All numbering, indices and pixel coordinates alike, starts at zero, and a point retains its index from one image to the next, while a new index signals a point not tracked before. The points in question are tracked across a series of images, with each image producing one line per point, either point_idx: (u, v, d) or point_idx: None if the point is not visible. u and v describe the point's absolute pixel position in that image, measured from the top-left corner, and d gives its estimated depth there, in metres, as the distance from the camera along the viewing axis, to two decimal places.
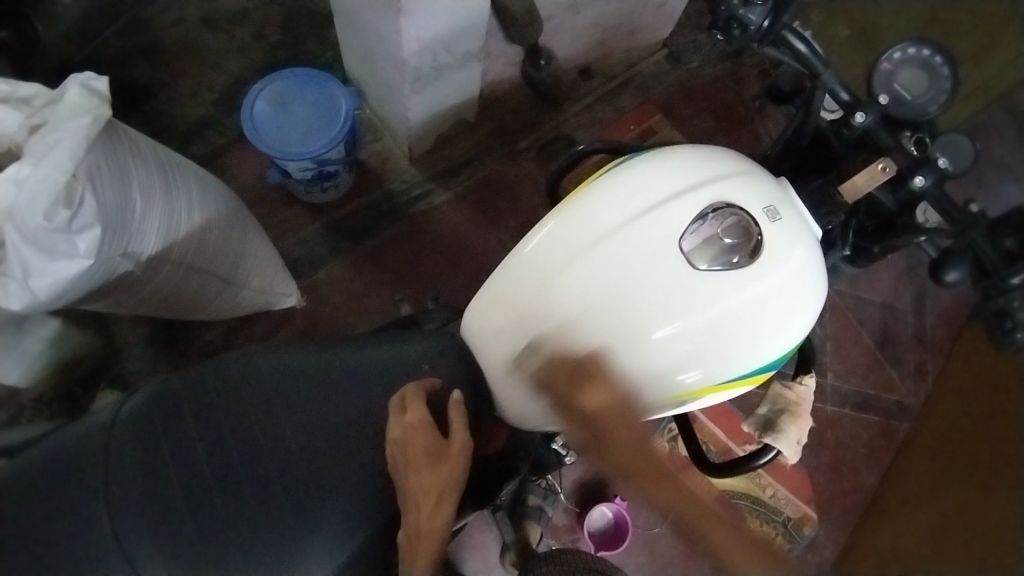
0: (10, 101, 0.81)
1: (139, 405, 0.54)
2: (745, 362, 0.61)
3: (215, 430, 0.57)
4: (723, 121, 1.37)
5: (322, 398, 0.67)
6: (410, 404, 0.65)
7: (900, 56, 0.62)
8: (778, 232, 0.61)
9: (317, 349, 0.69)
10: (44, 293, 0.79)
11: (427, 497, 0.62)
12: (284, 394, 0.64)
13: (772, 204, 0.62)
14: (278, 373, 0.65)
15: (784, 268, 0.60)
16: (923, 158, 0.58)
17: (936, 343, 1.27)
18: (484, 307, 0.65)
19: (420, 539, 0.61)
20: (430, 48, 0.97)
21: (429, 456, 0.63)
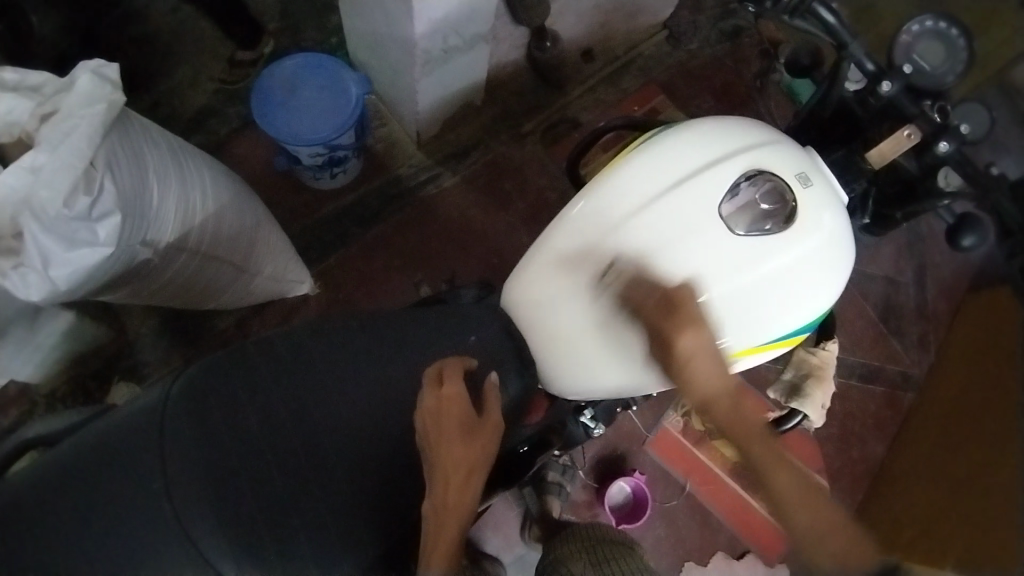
0: (20, 90, 0.80)
1: (180, 390, 0.55)
2: (778, 326, 0.62)
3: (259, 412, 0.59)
4: (725, 102, 1.39)
5: (365, 374, 0.68)
6: (447, 378, 0.66)
7: (918, 29, 0.62)
8: (811, 197, 0.62)
9: (362, 326, 0.72)
10: (63, 282, 0.78)
11: (456, 472, 0.62)
12: (333, 373, 0.66)
13: (804, 170, 0.64)
14: (322, 351, 0.67)
15: (818, 231, 0.62)
16: (944, 124, 0.60)
17: (938, 316, 1.29)
18: (521, 280, 0.67)
19: (443, 519, 0.61)
20: (440, 29, 0.97)
21: (462, 429, 0.64)
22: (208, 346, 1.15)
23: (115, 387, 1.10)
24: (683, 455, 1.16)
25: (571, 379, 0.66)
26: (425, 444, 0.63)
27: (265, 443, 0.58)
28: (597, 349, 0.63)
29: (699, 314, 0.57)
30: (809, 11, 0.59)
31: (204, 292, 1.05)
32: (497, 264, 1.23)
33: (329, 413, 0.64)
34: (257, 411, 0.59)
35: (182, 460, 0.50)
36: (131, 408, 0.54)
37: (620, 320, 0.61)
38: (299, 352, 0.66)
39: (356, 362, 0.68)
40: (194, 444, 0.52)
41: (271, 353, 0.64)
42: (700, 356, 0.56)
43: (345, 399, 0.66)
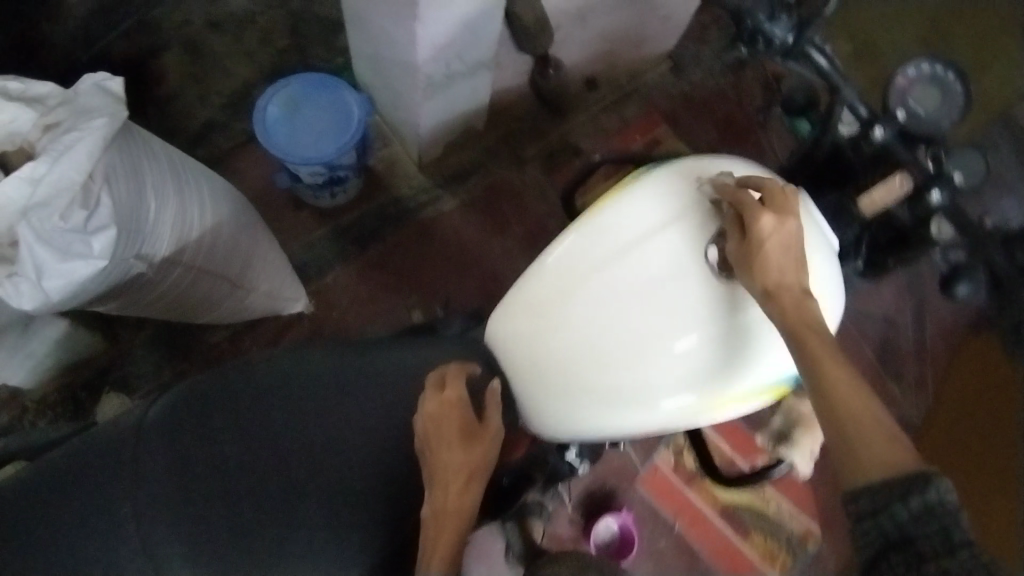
0: (22, 99, 0.80)
1: (161, 413, 0.54)
2: (759, 377, 0.63)
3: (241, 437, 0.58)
4: (727, 133, 1.39)
5: (347, 403, 0.68)
6: (449, 383, 0.66)
7: (913, 72, 0.64)
8: (799, 242, 0.63)
9: (343, 354, 0.71)
10: (55, 293, 0.78)
11: (457, 475, 0.62)
12: (311, 400, 0.66)
13: (792, 217, 0.64)
14: (303, 378, 0.67)
15: (806, 276, 0.62)
16: (938, 173, 0.59)
17: (935, 356, 1.28)
18: (507, 314, 0.68)
19: (442, 527, 0.60)
20: (443, 55, 0.98)
21: (463, 435, 0.64)
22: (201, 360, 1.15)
23: (105, 397, 1.10)
24: (673, 492, 1.15)
25: (550, 417, 0.67)
26: (423, 448, 0.64)
27: (244, 473, 0.56)
28: (573, 388, 0.64)
29: (791, 207, 0.61)
30: (803, 54, 0.59)
31: (200, 306, 1.05)
32: (493, 289, 1.23)
33: (307, 439, 0.63)
34: (238, 442, 0.58)
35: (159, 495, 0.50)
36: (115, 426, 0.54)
37: (600, 358, 0.62)
38: (282, 381, 0.66)
39: (337, 391, 0.68)
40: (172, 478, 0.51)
41: (255, 378, 0.64)
42: (775, 237, 0.60)
43: (325, 426, 0.65)
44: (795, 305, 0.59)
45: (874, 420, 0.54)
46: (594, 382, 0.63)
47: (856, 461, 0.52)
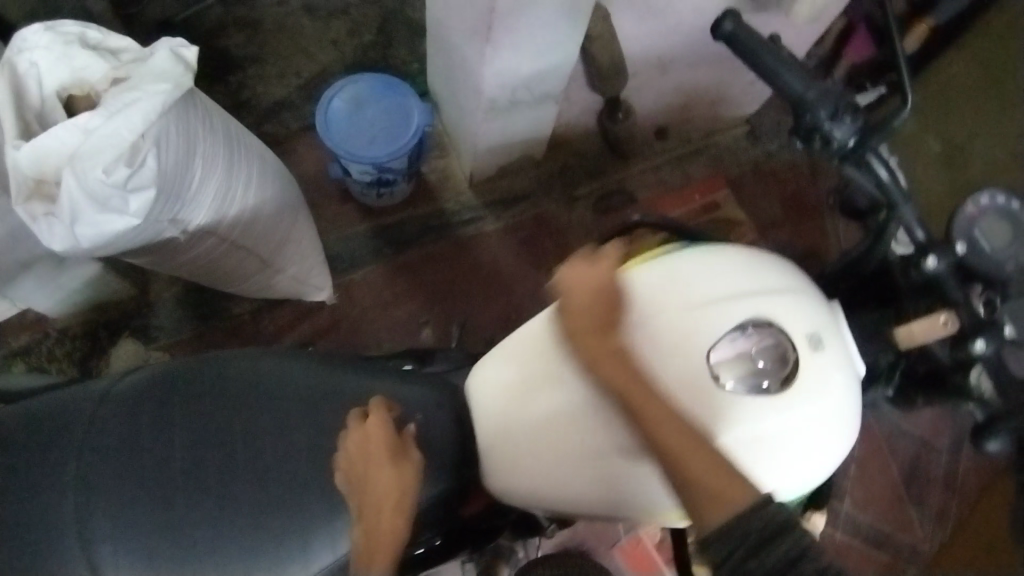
0: (98, 49, 0.85)
1: (130, 386, 0.62)
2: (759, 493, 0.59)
3: (199, 426, 0.61)
4: (791, 211, 1.33)
5: (312, 422, 0.63)
6: (374, 410, 0.61)
7: (986, 202, 0.63)
8: (819, 364, 0.58)
9: (326, 367, 0.67)
10: (86, 241, 0.81)
11: (388, 498, 0.59)
12: (275, 411, 0.63)
13: (819, 332, 0.59)
14: (276, 386, 0.64)
15: (824, 403, 0.57)
16: (988, 322, 0.55)
17: (964, 491, 1.19)
18: (493, 368, 0.67)
19: (372, 553, 0.57)
20: (510, 82, 0.98)
21: (391, 456, 0.60)
22: (219, 328, 1.16)
23: (122, 342, 1.12)
24: None
25: (519, 483, 0.64)
26: (347, 476, 0.60)
27: (185, 472, 0.59)
28: (549, 457, 0.61)
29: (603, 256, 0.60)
30: (863, 161, 0.57)
31: (226, 276, 1.06)
32: (515, 320, 1.21)
33: (255, 451, 0.61)
34: (187, 428, 0.61)
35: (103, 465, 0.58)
36: (98, 384, 0.62)
37: (575, 434, 0.60)
38: (252, 385, 0.64)
39: (303, 409, 0.64)
40: (118, 454, 0.59)
41: (225, 375, 0.63)
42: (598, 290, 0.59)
43: (281, 440, 0.62)
44: (598, 341, 0.58)
45: (700, 450, 0.54)
46: (571, 459, 0.60)
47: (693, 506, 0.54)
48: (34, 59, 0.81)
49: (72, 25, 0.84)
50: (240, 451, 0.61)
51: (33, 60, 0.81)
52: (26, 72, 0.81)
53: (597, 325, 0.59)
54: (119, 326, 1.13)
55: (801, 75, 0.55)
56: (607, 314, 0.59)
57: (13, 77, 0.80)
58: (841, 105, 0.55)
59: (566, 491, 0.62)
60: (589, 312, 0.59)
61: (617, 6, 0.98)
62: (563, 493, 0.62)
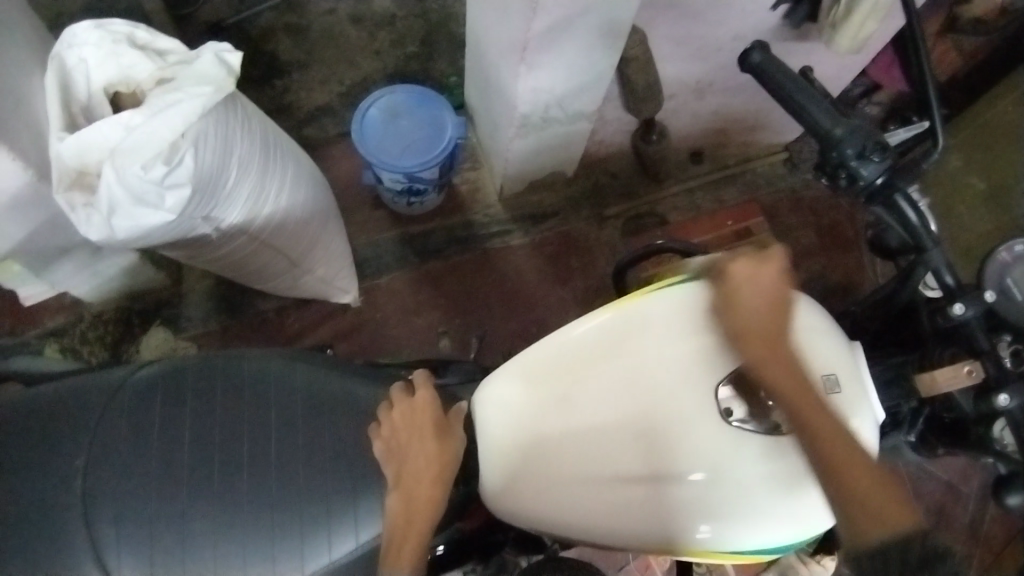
0: (146, 50, 0.88)
1: (145, 379, 0.64)
2: (763, 535, 0.60)
3: (208, 423, 0.63)
4: (826, 242, 1.30)
5: (317, 429, 0.64)
6: (420, 387, 0.65)
7: (1018, 250, 0.62)
8: (834, 405, 0.60)
9: (334, 373, 0.67)
10: (121, 233, 0.84)
11: (429, 468, 0.63)
12: (282, 413, 0.64)
13: (834, 373, 0.61)
14: (284, 389, 0.65)
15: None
16: (1016, 373, 0.53)
17: (991, 543, 1.15)
18: (497, 394, 0.65)
19: (412, 520, 0.60)
20: (543, 99, 0.98)
21: (435, 431, 0.64)
22: (245, 323, 1.19)
23: (152, 331, 1.15)
24: None
25: (523, 508, 0.63)
26: (386, 444, 0.63)
27: (190, 469, 0.61)
28: (554, 490, 0.63)
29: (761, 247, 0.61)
30: (889, 202, 0.56)
31: (257, 274, 1.09)
32: (535, 334, 1.21)
33: (257, 453, 0.62)
34: (193, 424, 0.63)
35: (116, 450, 0.61)
36: (118, 375, 0.64)
37: (586, 462, 0.63)
38: (260, 386, 0.65)
39: (309, 415, 0.64)
40: (129, 444, 0.61)
41: (235, 375, 0.65)
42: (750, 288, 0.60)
43: (284, 443, 0.63)
44: (764, 349, 0.60)
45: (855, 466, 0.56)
46: (582, 490, 0.62)
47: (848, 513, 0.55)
48: (83, 56, 0.85)
49: (122, 24, 0.87)
50: (243, 449, 0.62)
51: (82, 56, 0.85)
52: (74, 67, 0.85)
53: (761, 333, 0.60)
54: (151, 315, 1.16)
55: (832, 112, 0.56)
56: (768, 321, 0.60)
57: (62, 71, 0.84)
58: (869, 143, 0.55)
59: (573, 520, 0.62)
60: (750, 318, 0.60)
61: (655, 27, 0.97)
62: (568, 525, 0.62)
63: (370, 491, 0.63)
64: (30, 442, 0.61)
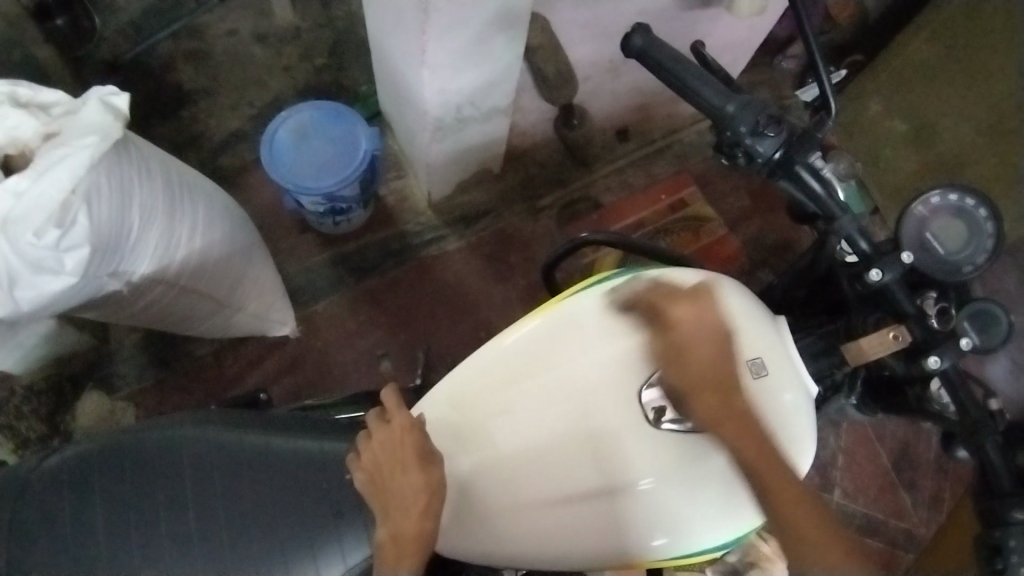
0: (28, 105, 0.83)
1: (52, 467, 0.60)
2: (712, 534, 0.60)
3: (129, 504, 0.59)
4: (759, 203, 1.30)
5: (235, 493, 0.60)
6: (395, 411, 0.60)
7: (937, 201, 0.59)
8: (762, 389, 0.60)
9: (246, 431, 0.63)
10: (26, 304, 0.79)
11: (417, 498, 0.58)
12: (198, 479, 0.60)
13: (760, 357, 0.60)
14: (205, 453, 0.62)
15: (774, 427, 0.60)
16: (945, 334, 0.53)
17: (956, 473, 1.18)
18: (443, 411, 0.62)
19: (402, 556, 0.56)
20: (455, 100, 0.96)
21: (420, 457, 0.59)
22: (184, 372, 1.15)
23: (86, 397, 1.11)
24: None
25: (480, 540, 0.61)
26: (369, 477, 0.57)
27: (112, 554, 0.57)
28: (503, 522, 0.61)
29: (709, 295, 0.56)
30: (792, 174, 0.55)
31: (185, 321, 1.04)
32: (484, 337, 1.19)
33: (182, 527, 0.59)
34: (107, 507, 0.59)
35: (36, 546, 0.57)
36: (32, 463, 0.61)
37: (536, 482, 0.61)
38: (173, 454, 0.61)
39: (229, 477, 0.61)
40: (48, 539, 0.58)
41: (154, 446, 0.61)
42: (707, 331, 0.55)
43: (208, 513, 0.59)
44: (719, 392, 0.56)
45: (793, 497, 0.56)
46: (517, 522, 0.61)
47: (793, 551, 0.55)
48: None
49: (2, 85, 0.83)
50: (163, 527, 0.59)
51: None
52: None
53: (725, 387, 0.56)
54: (83, 378, 1.12)
55: (722, 88, 0.55)
56: (718, 364, 0.55)
57: None
58: (762, 119, 0.54)
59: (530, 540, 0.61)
60: (705, 362, 0.55)
61: (557, 13, 0.95)
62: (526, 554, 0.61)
63: (302, 550, 0.59)
64: None
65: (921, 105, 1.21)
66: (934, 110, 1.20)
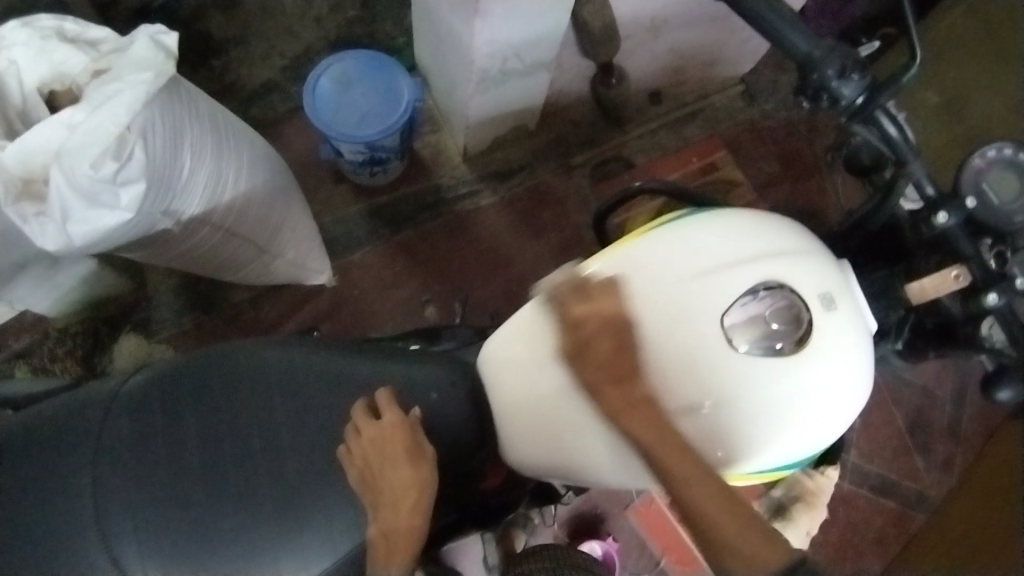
0: (77, 42, 0.83)
1: (121, 393, 0.61)
2: (778, 456, 0.60)
3: (216, 425, 0.61)
4: (788, 170, 1.32)
5: (313, 409, 0.64)
6: (386, 409, 0.62)
7: (993, 154, 0.63)
8: (832, 322, 0.60)
9: (329, 354, 0.65)
10: (79, 238, 0.79)
11: (405, 495, 0.61)
12: (286, 399, 0.63)
13: (828, 292, 0.61)
14: (284, 374, 0.64)
15: (842, 359, 0.60)
16: (1000, 275, 0.57)
17: (967, 440, 1.22)
18: (505, 345, 0.65)
19: (392, 549, 0.59)
20: (501, 52, 0.95)
21: (410, 452, 0.62)
22: (220, 317, 1.16)
23: (123, 338, 1.12)
24: (665, 530, 1.09)
25: (531, 457, 0.65)
26: (360, 473, 0.61)
27: (205, 466, 0.60)
28: (561, 445, 0.62)
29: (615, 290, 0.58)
30: (871, 119, 0.56)
31: (225, 265, 1.06)
32: (517, 292, 1.20)
33: (275, 441, 0.62)
34: (193, 425, 0.61)
35: (118, 463, 0.59)
36: (105, 386, 0.62)
37: (581, 416, 0.61)
38: (250, 377, 0.63)
39: (309, 401, 0.64)
40: (130, 456, 0.59)
41: (227, 369, 0.63)
42: (602, 326, 0.57)
43: (297, 427, 0.63)
44: (627, 388, 0.58)
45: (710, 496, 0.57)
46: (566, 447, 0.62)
47: (718, 548, 0.58)
48: (13, 56, 0.80)
49: (49, 19, 0.82)
50: (246, 436, 0.62)
51: (12, 57, 0.80)
52: (5, 70, 0.80)
53: (624, 388, 0.57)
54: (120, 321, 1.13)
55: (809, 34, 0.55)
56: (625, 358, 0.58)
57: None
58: (849, 62, 0.54)
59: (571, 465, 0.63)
60: (616, 367, 0.57)
61: None
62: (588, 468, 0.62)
63: None
64: (28, 463, 0.58)
65: (949, 77, 1.22)
66: (964, 85, 1.22)
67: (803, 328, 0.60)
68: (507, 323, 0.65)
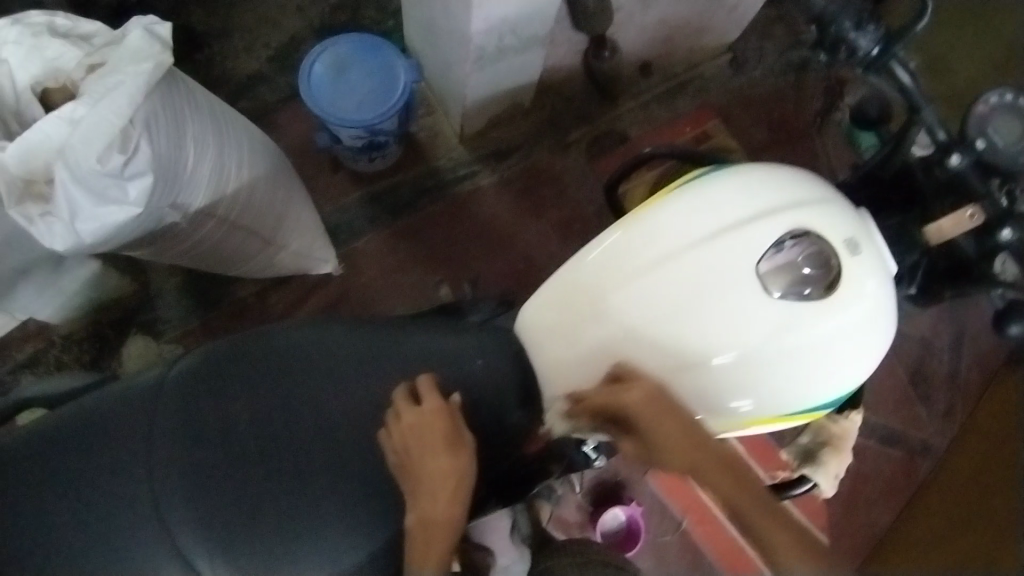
0: (70, 37, 0.80)
1: (154, 385, 0.61)
2: (807, 397, 0.63)
3: (264, 408, 0.63)
4: (779, 134, 1.34)
5: (355, 381, 0.67)
6: (427, 397, 0.63)
7: (996, 100, 0.63)
8: (857, 265, 0.62)
9: (373, 331, 0.69)
10: (88, 237, 0.78)
11: (445, 485, 0.61)
12: (330, 377, 0.66)
13: (852, 237, 0.63)
14: (330, 350, 0.67)
15: (867, 301, 0.62)
16: (1011, 211, 0.59)
17: (966, 387, 1.25)
18: (537, 315, 0.67)
19: (430, 539, 0.60)
20: (498, 28, 0.95)
21: (448, 444, 0.62)
22: (226, 313, 1.15)
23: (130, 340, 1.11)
24: (684, 491, 1.11)
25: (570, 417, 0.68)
26: (400, 458, 0.61)
27: (251, 448, 0.61)
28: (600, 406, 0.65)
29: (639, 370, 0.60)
30: (886, 68, 0.58)
31: (232, 258, 1.05)
32: (522, 269, 1.21)
33: (324, 418, 0.64)
34: (236, 408, 0.62)
35: (156, 456, 0.58)
36: (137, 379, 0.62)
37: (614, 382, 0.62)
38: (296, 354, 0.66)
39: (352, 373, 0.67)
40: (174, 448, 0.58)
41: (272, 349, 0.66)
42: (646, 408, 0.59)
43: (343, 398, 0.66)
44: (695, 455, 0.61)
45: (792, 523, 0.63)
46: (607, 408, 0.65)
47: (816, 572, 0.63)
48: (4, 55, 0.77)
49: (39, 16, 0.79)
50: (286, 414, 0.63)
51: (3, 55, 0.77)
52: None
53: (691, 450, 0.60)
54: (124, 325, 1.12)
55: None
56: (679, 429, 0.60)
57: None
58: (864, 14, 0.57)
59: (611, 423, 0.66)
60: (677, 440, 0.60)
61: None
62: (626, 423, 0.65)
63: None
64: (55, 459, 0.56)
65: (932, 34, 1.25)
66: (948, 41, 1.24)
67: (831, 273, 0.62)
68: (537, 294, 0.67)
